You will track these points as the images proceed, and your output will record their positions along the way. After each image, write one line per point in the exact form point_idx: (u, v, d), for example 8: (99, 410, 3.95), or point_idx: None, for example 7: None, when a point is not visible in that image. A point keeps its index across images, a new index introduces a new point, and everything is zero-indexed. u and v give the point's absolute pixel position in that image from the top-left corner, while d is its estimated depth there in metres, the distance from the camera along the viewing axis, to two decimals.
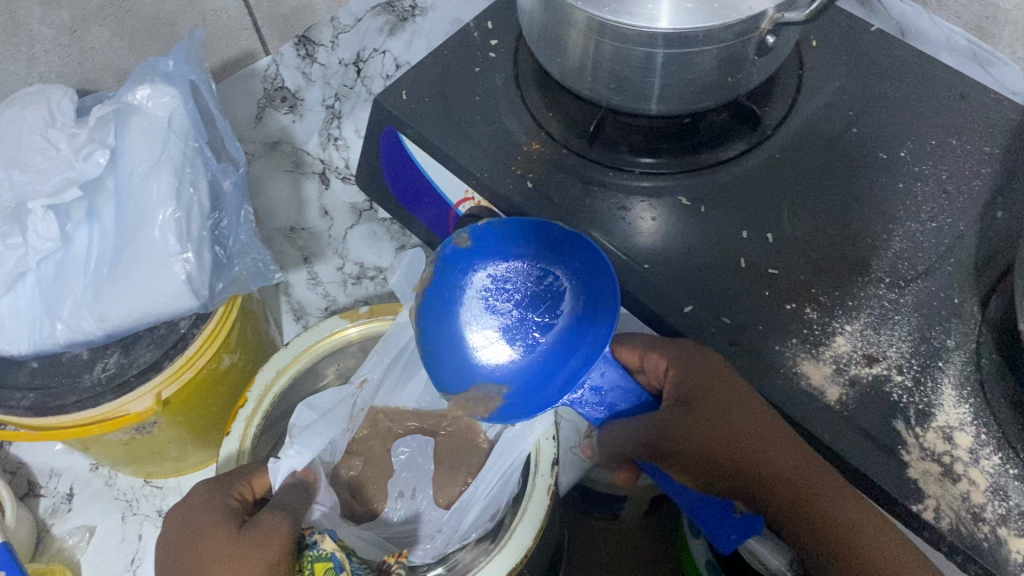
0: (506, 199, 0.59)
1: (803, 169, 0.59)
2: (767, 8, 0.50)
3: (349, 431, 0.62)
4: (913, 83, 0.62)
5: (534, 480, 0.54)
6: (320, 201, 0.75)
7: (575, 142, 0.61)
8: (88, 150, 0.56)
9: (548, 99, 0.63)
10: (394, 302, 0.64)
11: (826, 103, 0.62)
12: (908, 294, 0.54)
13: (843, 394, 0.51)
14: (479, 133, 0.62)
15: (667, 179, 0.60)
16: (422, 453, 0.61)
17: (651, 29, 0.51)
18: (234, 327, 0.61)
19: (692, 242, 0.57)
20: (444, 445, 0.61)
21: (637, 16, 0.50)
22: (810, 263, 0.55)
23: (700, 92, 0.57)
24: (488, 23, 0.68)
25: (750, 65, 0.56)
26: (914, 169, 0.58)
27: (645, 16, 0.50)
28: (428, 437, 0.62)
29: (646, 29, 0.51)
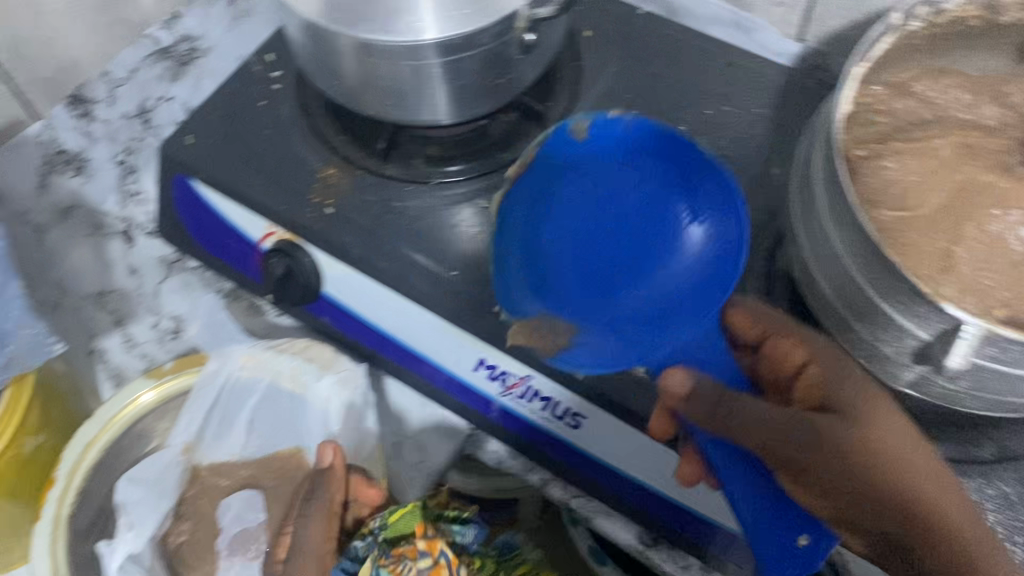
0: (305, 230, 0.59)
1: None
2: (517, 7, 0.52)
3: (171, 497, 0.66)
4: (684, 57, 0.65)
5: None
6: (126, 259, 0.70)
7: (368, 161, 0.61)
8: None
9: (337, 123, 0.63)
10: (197, 354, 0.68)
11: (606, 89, 0.64)
12: (701, 259, 0.57)
13: (654, 366, 0.53)
14: (270, 167, 0.61)
15: (466, 188, 0.61)
16: (251, 507, 0.65)
17: (412, 42, 0.52)
18: (32, 409, 0.65)
19: (496, 243, 0.58)
20: (270, 495, 0.65)
21: (394, 32, 0.51)
22: (609, 245, 0.57)
23: (477, 94, 0.58)
24: (268, 55, 0.67)
25: (519, 65, 0.57)
26: (694, 140, 0.61)
27: (402, 31, 0.51)
28: (254, 491, 0.65)
29: (405, 43, 0.52)
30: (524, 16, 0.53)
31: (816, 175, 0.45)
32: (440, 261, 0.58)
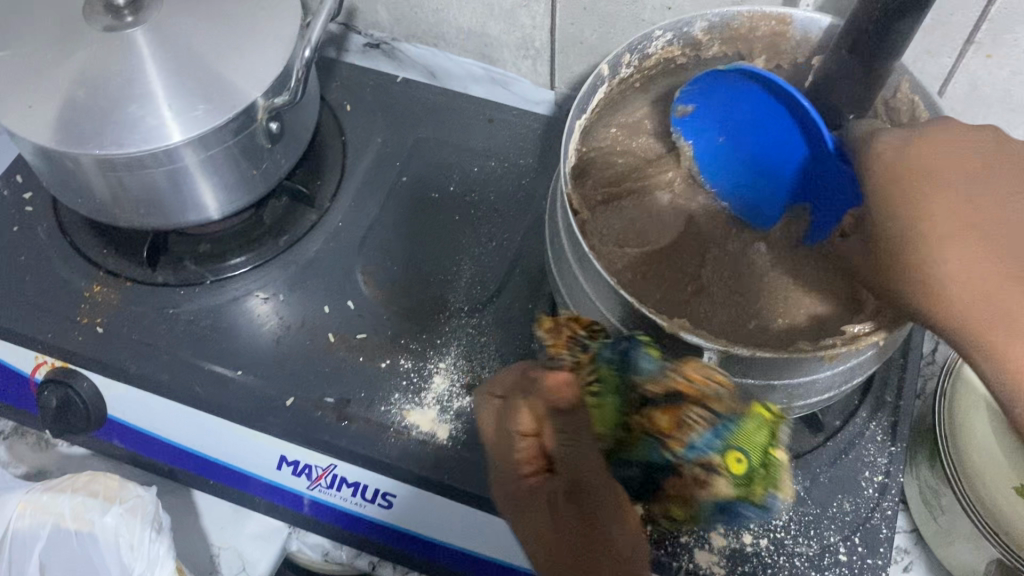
0: (77, 354, 0.56)
1: (370, 228, 0.62)
2: (254, 98, 0.52)
3: None
4: (447, 119, 0.68)
5: None
6: None
7: (137, 271, 0.59)
8: None
9: (101, 237, 0.61)
10: None
11: (375, 160, 0.65)
12: (486, 315, 0.58)
13: (452, 430, 0.53)
14: (31, 294, 0.58)
15: (244, 279, 0.60)
16: None
17: (149, 150, 0.50)
18: None
19: (281, 333, 0.57)
20: None
21: (128, 144, 0.50)
22: (396, 316, 0.58)
23: (236, 189, 0.57)
24: (17, 176, 0.64)
25: (271, 153, 0.57)
26: (466, 199, 0.63)
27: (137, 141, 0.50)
28: None
29: (142, 152, 0.50)
30: (263, 106, 0.53)
31: (559, 225, 0.46)
32: (227, 362, 0.56)
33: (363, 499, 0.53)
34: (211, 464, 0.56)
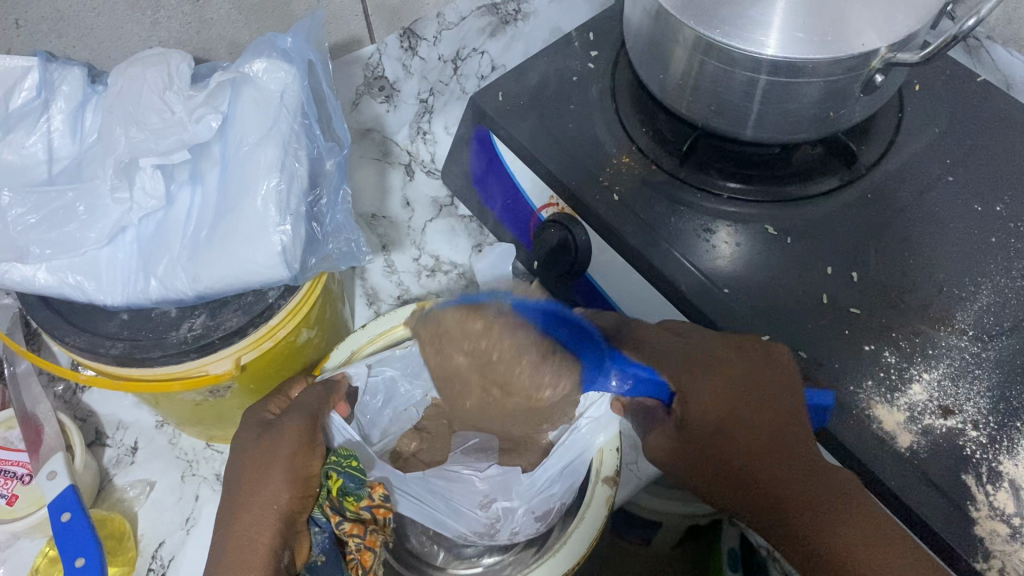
0: (591, 209, 0.59)
1: (897, 210, 0.58)
2: (879, 47, 0.51)
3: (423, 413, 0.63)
4: (1017, 136, 0.62)
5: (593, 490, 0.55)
6: (403, 191, 0.73)
7: (666, 159, 0.61)
8: (202, 112, 0.47)
9: (642, 114, 0.64)
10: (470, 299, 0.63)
11: (926, 146, 0.61)
12: (990, 349, 0.53)
13: (914, 442, 0.50)
14: (571, 139, 0.62)
15: (755, 206, 0.59)
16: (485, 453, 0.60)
17: (760, 54, 0.51)
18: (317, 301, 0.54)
19: (775, 272, 0.56)
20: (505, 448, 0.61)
21: (748, 41, 0.51)
22: (892, 307, 0.54)
23: (800, 123, 0.57)
24: (589, 34, 0.68)
25: (854, 103, 0.55)
26: (1008, 225, 0.57)
27: (756, 41, 0.50)
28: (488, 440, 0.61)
29: (754, 54, 0.51)
30: (881, 57, 0.52)
31: None
32: (710, 273, 0.56)
33: None
34: None
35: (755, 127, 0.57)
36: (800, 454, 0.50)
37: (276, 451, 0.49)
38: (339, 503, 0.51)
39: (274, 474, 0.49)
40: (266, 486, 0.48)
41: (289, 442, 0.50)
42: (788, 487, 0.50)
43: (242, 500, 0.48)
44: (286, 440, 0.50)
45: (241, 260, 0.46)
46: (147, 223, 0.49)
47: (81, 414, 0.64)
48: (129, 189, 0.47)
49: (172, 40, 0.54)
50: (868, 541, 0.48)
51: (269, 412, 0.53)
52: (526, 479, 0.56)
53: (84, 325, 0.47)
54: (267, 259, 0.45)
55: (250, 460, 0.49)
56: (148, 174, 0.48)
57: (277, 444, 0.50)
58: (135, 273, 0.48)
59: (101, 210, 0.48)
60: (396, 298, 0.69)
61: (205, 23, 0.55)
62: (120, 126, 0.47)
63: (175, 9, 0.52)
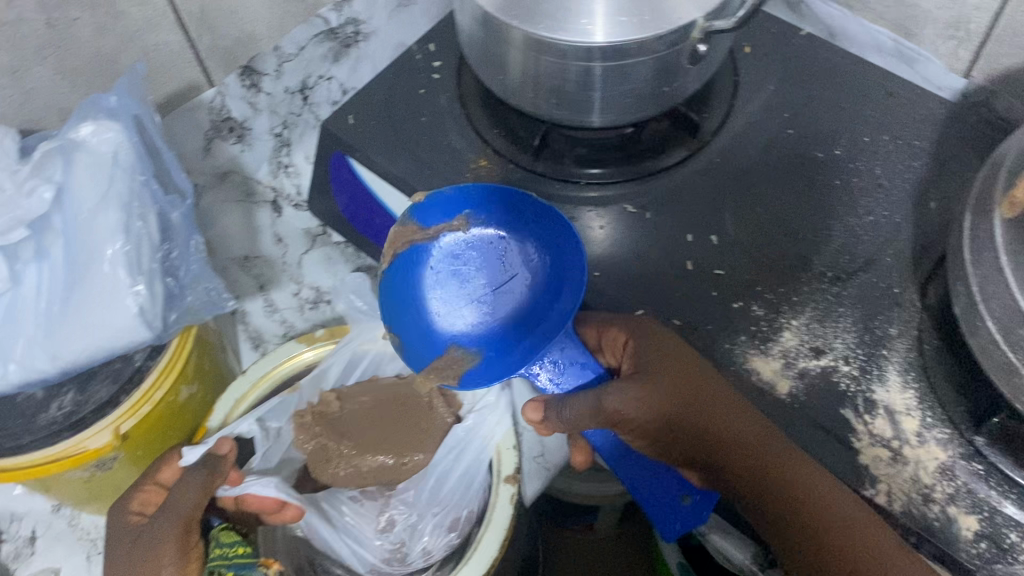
0: (456, 217, 0.60)
1: (744, 169, 0.61)
2: (696, 17, 0.52)
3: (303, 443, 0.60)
4: (844, 83, 0.65)
5: (495, 489, 0.55)
6: (274, 227, 0.73)
7: (521, 156, 0.62)
8: (32, 183, 0.45)
9: (492, 115, 0.64)
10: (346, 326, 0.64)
11: (765, 106, 0.64)
12: (850, 286, 0.55)
13: (792, 387, 0.52)
14: (425, 150, 0.63)
15: (613, 188, 0.61)
16: None
17: (589, 42, 0.52)
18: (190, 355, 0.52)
19: (642, 248, 0.58)
20: None
21: (572, 31, 0.52)
22: (753, 262, 0.57)
23: (638, 102, 0.58)
24: (430, 46, 0.69)
25: (684, 75, 0.57)
26: (850, 166, 0.60)
27: (580, 29, 0.52)
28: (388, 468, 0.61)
29: (582, 43, 0.52)
30: (700, 26, 0.53)
31: (960, 218, 0.48)
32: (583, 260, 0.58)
33: None
34: None
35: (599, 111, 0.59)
36: (737, 428, 0.48)
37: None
38: None
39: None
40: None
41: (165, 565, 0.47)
42: (734, 454, 0.48)
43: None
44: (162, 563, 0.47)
45: (100, 329, 0.45)
46: None
47: None
48: None
49: None
50: (801, 499, 0.46)
51: (137, 513, 0.52)
52: (425, 482, 0.58)
53: None
54: (127, 324, 0.45)
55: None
56: None
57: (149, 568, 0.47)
58: None
59: None
60: None
61: (28, 95, 0.53)
62: None
63: None
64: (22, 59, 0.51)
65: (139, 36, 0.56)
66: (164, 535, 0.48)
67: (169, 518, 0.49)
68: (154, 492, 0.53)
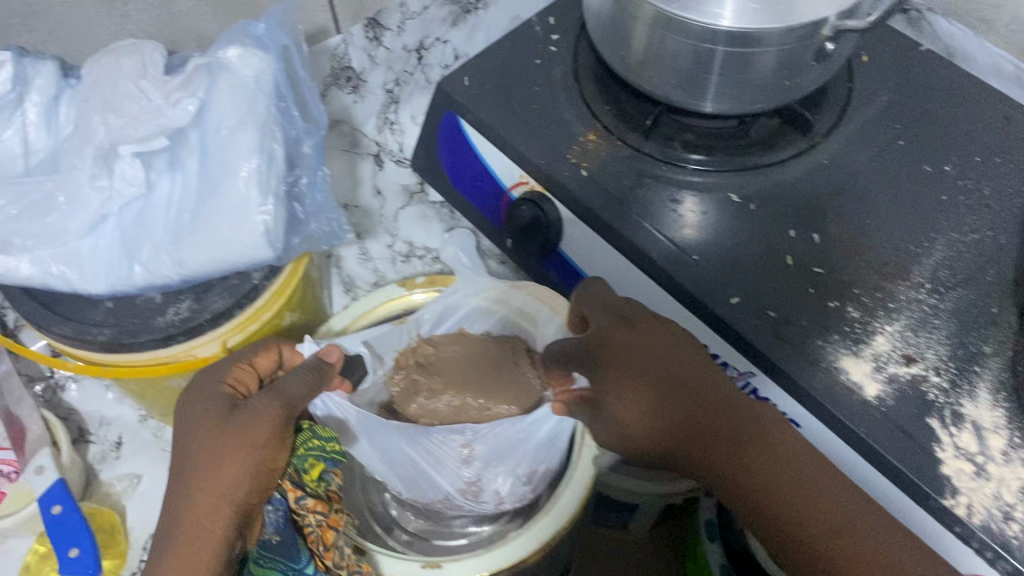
0: (561, 186, 0.61)
1: (854, 174, 0.60)
2: (829, 16, 0.52)
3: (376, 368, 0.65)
4: (963, 101, 0.64)
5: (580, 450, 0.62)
6: (375, 180, 0.74)
7: (631, 135, 0.62)
8: (178, 95, 0.47)
9: (605, 90, 0.65)
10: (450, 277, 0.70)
11: (876, 114, 0.63)
12: (947, 300, 0.55)
13: (880, 391, 0.53)
14: (535, 117, 0.64)
15: (716, 178, 0.61)
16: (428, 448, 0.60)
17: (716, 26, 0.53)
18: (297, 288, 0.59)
19: (741, 238, 0.59)
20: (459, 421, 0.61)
21: (701, 12, 0.53)
22: (855, 266, 0.57)
23: (758, 94, 0.58)
24: (550, 18, 0.69)
25: (807, 72, 0.57)
26: (958, 183, 0.60)
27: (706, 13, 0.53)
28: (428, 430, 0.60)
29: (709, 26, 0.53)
30: (832, 26, 0.53)
31: None
32: (680, 244, 0.58)
33: None
34: None
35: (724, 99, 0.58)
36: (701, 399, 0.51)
37: (254, 429, 0.48)
38: (300, 479, 0.56)
39: (236, 458, 0.47)
40: (231, 463, 0.47)
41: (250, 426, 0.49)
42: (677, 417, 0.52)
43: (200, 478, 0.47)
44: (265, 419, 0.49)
45: (222, 240, 0.47)
46: (127, 211, 0.49)
47: None
48: (109, 177, 0.48)
49: (140, 33, 0.55)
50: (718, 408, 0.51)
51: (230, 387, 0.52)
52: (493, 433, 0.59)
53: (70, 314, 0.48)
54: (255, 236, 0.46)
55: (210, 437, 0.48)
56: (127, 164, 0.48)
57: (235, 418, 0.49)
58: (118, 260, 0.48)
59: (80, 199, 0.48)
60: (374, 284, 0.71)
61: (172, 15, 0.55)
62: (99, 115, 0.47)
63: (144, 2, 0.53)
64: None
65: None
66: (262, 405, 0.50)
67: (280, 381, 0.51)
68: (244, 375, 0.53)
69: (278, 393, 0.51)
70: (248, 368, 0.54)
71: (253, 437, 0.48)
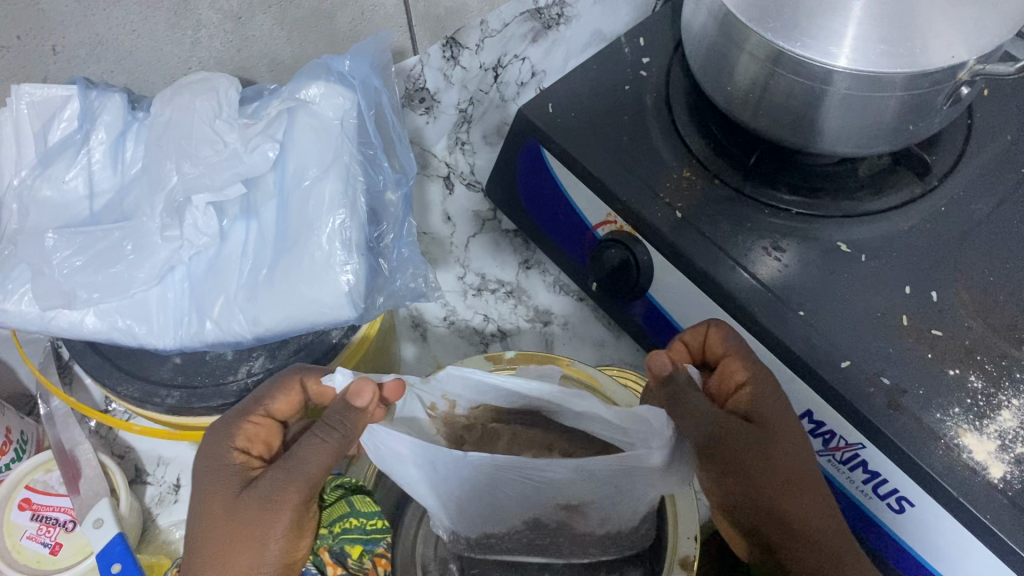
0: (653, 228, 0.56)
1: (974, 224, 0.56)
2: (968, 59, 0.48)
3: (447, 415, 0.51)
4: None
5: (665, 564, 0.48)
6: (444, 206, 0.70)
7: (729, 173, 0.58)
8: (258, 140, 0.44)
9: (699, 123, 0.60)
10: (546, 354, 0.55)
11: (996, 157, 0.59)
12: None
13: (1007, 473, 0.48)
14: (624, 151, 0.59)
15: (822, 223, 0.56)
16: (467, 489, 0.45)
17: (832, 66, 0.48)
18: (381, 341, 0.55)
19: (850, 293, 0.54)
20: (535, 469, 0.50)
21: (816, 49, 0.48)
22: (977, 330, 0.52)
23: (875, 137, 0.53)
24: (640, 40, 0.65)
25: (933, 115, 0.52)
26: None
27: (822, 50, 0.48)
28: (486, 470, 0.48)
29: (822, 64, 0.48)
30: (970, 69, 0.49)
31: None
32: (783, 296, 0.54)
33: (872, 490, 0.52)
34: None
35: (835, 140, 0.54)
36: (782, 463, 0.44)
37: (270, 509, 0.40)
38: None
39: (252, 547, 0.40)
40: (240, 550, 0.40)
41: (259, 511, 0.40)
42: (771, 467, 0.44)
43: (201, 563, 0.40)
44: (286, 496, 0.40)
45: (299, 298, 0.43)
46: (198, 261, 0.46)
47: (119, 451, 0.61)
48: (180, 226, 0.44)
49: (212, 60, 0.51)
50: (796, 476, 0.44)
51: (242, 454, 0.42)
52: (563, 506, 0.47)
53: (135, 370, 0.45)
54: (335, 297, 0.42)
55: (214, 511, 0.40)
56: (200, 212, 0.44)
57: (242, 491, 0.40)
58: (188, 315, 0.45)
59: (149, 248, 0.45)
60: (443, 320, 0.66)
61: (246, 41, 0.51)
62: (173, 161, 0.44)
63: (216, 28, 0.49)
64: (248, 6, 0.49)
65: None
66: (275, 483, 0.40)
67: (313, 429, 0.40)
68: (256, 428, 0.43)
69: (294, 465, 0.40)
70: (265, 419, 0.43)
71: (265, 525, 0.40)
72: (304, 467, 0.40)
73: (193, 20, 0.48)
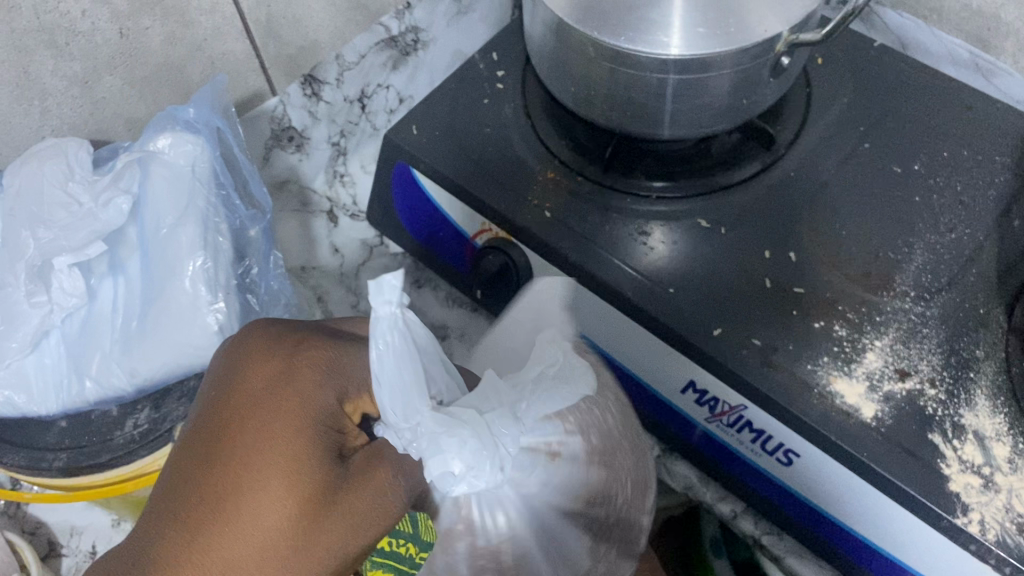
0: (524, 230, 0.58)
1: (822, 184, 0.59)
2: (781, 30, 0.51)
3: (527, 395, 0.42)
4: (921, 95, 0.64)
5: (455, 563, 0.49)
6: (330, 239, 0.71)
7: (589, 169, 0.60)
8: (108, 197, 0.49)
9: (558, 126, 0.63)
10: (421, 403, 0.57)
11: (837, 119, 0.62)
12: (934, 306, 0.54)
13: (878, 412, 0.51)
14: (489, 161, 0.61)
15: (683, 204, 0.59)
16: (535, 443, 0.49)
17: (653, 53, 0.51)
18: None
19: (712, 263, 0.56)
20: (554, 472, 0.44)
21: (637, 39, 0.51)
22: (835, 282, 0.55)
23: (713, 117, 0.57)
24: (492, 54, 0.67)
25: (763, 89, 0.56)
26: (929, 181, 0.59)
27: (642, 39, 0.51)
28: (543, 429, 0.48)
29: (646, 52, 0.51)
30: (785, 39, 0.52)
31: None
32: (653, 275, 0.56)
33: (762, 449, 0.54)
34: (614, 362, 0.60)
35: (679, 123, 0.57)
36: None
37: (317, 534, 0.39)
38: None
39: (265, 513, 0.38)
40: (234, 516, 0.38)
41: (281, 527, 0.38)
42: None
43: (201, 552, 0.38)
44: (261, 459, 0.39)
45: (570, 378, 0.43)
46: (71, 322, 0.50)
47: (29, 527, 0.60)
48: (46, 291, 0.48)
49: (66, 126, 0.52)
50: None
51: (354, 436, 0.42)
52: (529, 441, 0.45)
53: (22, 439, 0.48)
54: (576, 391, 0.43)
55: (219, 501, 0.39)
56: (64, 275, 0.48)
57: (285, 501, 0.38)
58: (67, 378, 0.49)
59: (21, 317, 0.48)
60: None
61: (97, 105, 0.52)
62: (28, 229, 0.48)
63: (63, 95, 0.50)
64: (93, 71, 0.50)
65: (206, 44, 0.55)
66: (299, 554, 0.38)
67: (284, 423, 0.40)
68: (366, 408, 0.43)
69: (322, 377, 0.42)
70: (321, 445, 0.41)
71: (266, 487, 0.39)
72: (309, 479, 0.39)
73: (36, 90, 0.48)
